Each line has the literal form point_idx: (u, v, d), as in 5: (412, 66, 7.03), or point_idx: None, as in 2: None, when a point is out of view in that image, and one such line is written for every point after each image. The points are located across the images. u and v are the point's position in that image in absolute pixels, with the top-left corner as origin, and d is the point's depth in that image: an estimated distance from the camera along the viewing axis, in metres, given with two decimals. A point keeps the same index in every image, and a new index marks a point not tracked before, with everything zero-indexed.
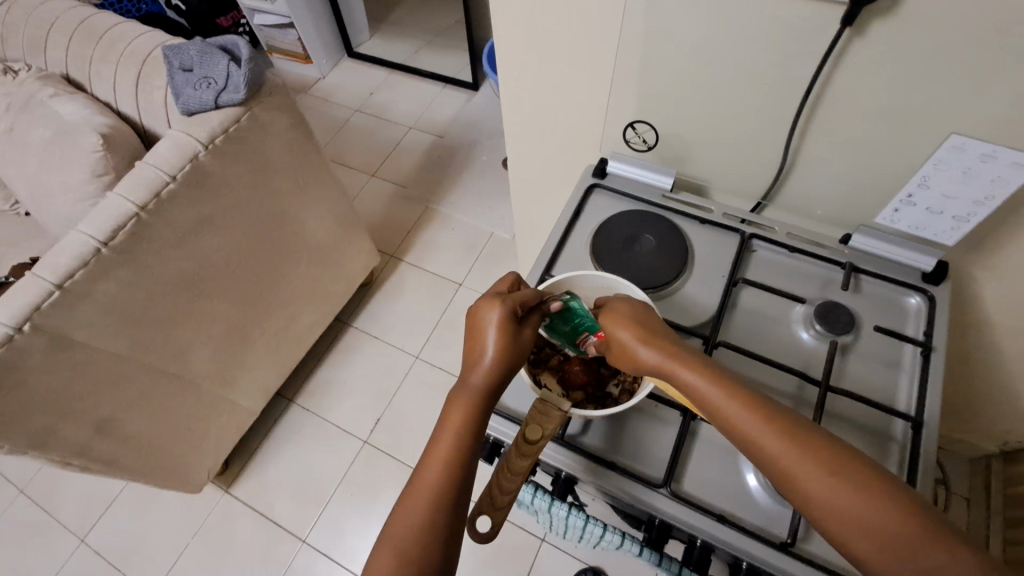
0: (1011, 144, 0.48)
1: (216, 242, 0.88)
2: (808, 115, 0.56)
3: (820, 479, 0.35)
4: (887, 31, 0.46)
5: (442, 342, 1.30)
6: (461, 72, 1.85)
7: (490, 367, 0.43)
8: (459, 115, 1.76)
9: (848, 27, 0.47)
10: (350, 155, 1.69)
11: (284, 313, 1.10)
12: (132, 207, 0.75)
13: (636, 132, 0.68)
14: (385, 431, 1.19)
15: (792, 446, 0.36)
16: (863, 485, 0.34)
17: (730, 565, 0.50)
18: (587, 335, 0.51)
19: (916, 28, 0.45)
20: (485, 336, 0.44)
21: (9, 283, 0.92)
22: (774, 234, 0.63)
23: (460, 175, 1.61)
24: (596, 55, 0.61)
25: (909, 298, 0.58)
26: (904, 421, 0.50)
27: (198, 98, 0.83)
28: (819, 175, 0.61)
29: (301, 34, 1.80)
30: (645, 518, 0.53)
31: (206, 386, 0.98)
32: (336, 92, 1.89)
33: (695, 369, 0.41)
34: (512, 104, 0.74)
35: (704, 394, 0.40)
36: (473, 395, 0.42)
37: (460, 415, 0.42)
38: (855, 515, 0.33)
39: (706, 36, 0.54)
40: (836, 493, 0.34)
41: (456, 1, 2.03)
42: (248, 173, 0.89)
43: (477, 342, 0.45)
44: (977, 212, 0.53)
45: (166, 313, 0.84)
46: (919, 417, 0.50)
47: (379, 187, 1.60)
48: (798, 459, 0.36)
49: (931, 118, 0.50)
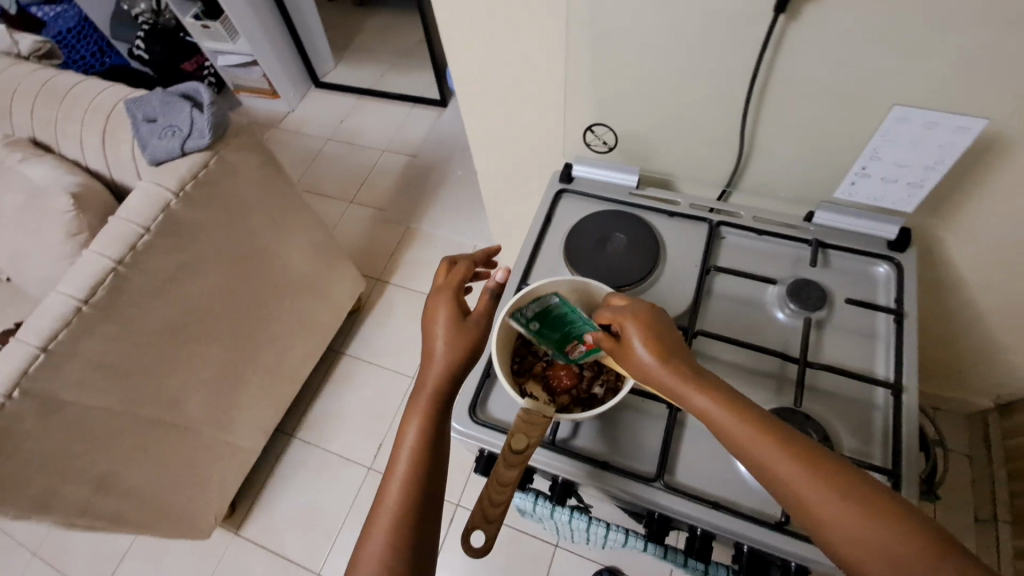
0: (954, 109, 0.50)
1: (198, 287, 0.89)
2: (759, 100, 0.57)
3: (808, 485, 0.37)
4: (819, 13, 0.48)
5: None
6: (428, 90, 1.87)
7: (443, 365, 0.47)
8: (430, 133, 1.77)
9: (782, 13, 0.48)
10: (326, 184, 1.70)
11: (276, 349, 1.10)
12: (110, 262, 0.76)
13: (596, 135, 0.69)
14: (389, 455, 1.19)
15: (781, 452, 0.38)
16: (847, 493, 0.36)
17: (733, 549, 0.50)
18: (577, 343, 0.51)
19: (848, 6, 0.46)
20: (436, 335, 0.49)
21: None
22: (742, 219, 0.64)
23: (437, 192, 1.62)
24: (548, 65, 0.62)
25: (878, 268, 0.59)
26: (884, 388, 0.51)
27: (164, 148, 0.84)
28: (778, 157, 0.63)
29: (266, 70, 1.82)
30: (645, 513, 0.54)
31: (204, 430, 0.98)
32: (307, 123, 1.90)
33: (707, 394, 0.41)
34: (475, 121, 0.75)
35: (715, 419, 0.40)
36: (429, 391, 0.47)
37: (418, 417, 0.46)
38: (835, 518, 0.35)
39: (650, 36, 0.55)
40: (822, 499, 0.36)
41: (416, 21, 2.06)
42: (222, 215, 0.90)
43: (428, 343, 0.49)
44: (929, 177, 0.55)
45: (155, 363, 0.84)
46: (898, 383, 0.51)
47: (359, 213, 1.61)
48: (786, 465, 0.37)
49: (876, 92, 0.52)
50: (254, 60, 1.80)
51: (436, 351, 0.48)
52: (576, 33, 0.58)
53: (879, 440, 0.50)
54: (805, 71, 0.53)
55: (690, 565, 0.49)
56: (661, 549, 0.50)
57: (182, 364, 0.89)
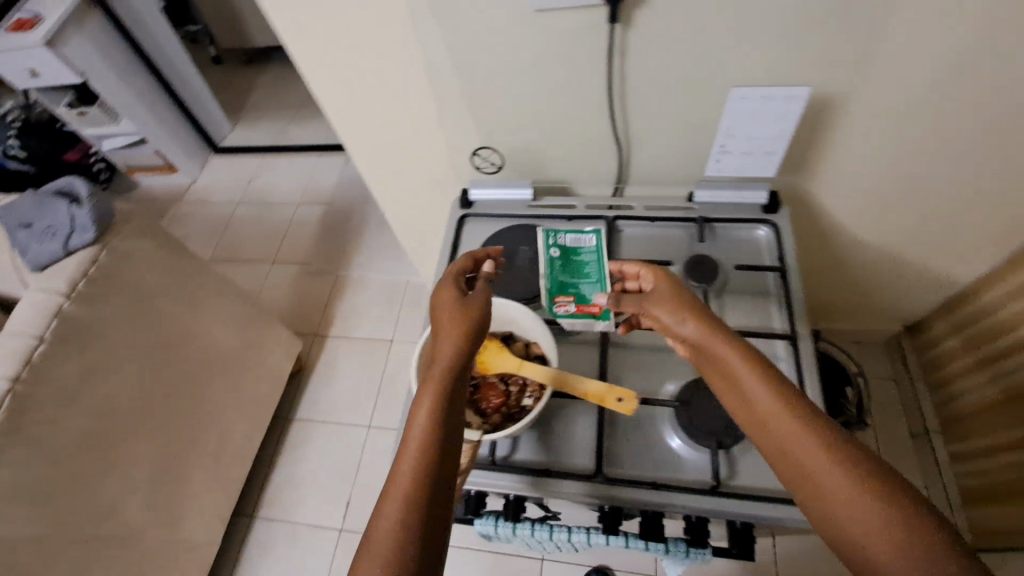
0: (782, 81, 0.56)
1: (114, 387, 0.84)
2: (620, 101, 0.61)
3: (810, 451, 0.36)
4: (648, 17, 0.52)
5: (391, 400, 1.28)
6: (332, 136, 1.87)
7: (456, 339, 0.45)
8: (342, 178, 1.76)
9: (614, 25, 0.53)
10: (244, 249, 1.65)
11: (216, 431, 1.06)
12: (5, 382, 0.71)
13: (483, 157, 0.72)
14: (359, 510, 1.16)
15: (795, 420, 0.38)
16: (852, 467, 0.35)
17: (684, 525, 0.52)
18: (569, 300, 0.58)
19: (669, 13, 0.51)
20: (443, 310, 0.48)
21: None
22: (635, 211, 0.68)
23: (360, 234, 1.61)
24: (421, 101, 0.65)
25: (759, 232, 0.64)
26: (782, 341, 0.56)
27: (46, 251, 0.80)
28: (652, 150, 0.67)
29: (157, 146, 1.75)
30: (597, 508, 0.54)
31: (151, 532, 0.92)
32: (213, 191, 1.84)
33: (740, 353, 0.42)
34: (368, 163, 0.76)
35: (741, 375, 0.41)
36: (439, 372, 0.43)
37: (429, 397, 0.41)
38: (835, 489, 0.35)
39: (507, 60, 0.58)
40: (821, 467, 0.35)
41: None
42: (126, 305, 0.86)
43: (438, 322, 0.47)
44: (779, 145, 0.61)
45: (83, 474, 0.79)
46: (793, 333, 0.55)
47: (284, 271, 1.57)
48: (799, 434, 0.37)
49: (716, 78, 0.57)
50: (141, 138, 1.73)
51: (448, 330, 0.46)
52: (439, 66, 0.60)
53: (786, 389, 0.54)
54: (651, 70, 0.57)
55: (650, 546, 0.51)
56: (616, 538, 0.51)
57: (115, 469, 0.84)
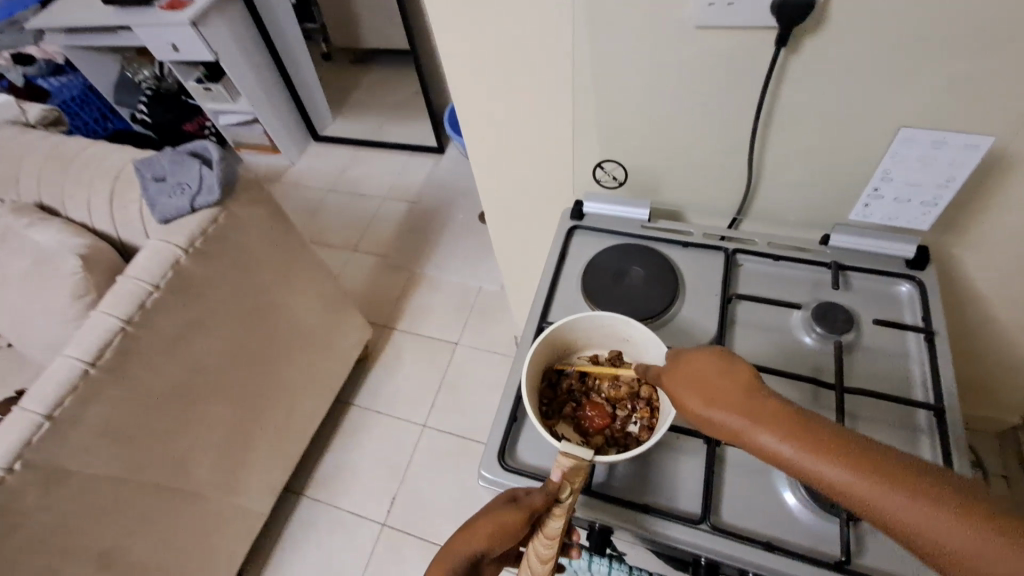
0: (640, 256, 0.65)
1: (301, 412, 1.11)
2: (716, 88, 0.55)
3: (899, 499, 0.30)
4: (558, 108, 0.62)
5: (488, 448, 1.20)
6: (418, 204, 1.73)
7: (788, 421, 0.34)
8: (413, 210, 1.72)
9: (587, 197, 0.70)
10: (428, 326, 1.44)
11: (299, 354, 1.07)
12: (231, 297, 0.89)
13: (605, 171, 0.69)
14: None
15: (846, 476, 0.31)
16: (923, 498, 0.30)
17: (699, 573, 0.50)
18: None
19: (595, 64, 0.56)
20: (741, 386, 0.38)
21: None
22: (756, 246, 0.64)
23: (431, 250, 1.60)
24: (557, 119, 0.64)
25: (900, 288, 0.58)
26: None
27: (186, 173, 0.85)
28: (785, 183, 0.62)
29: (318, 159, 1.97)
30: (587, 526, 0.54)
31: (210, 493, 0.91)
32: (458, 194, 1.75)
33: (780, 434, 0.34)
34: (488, 186, 0.79)
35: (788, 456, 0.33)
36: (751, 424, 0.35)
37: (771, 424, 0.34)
38: (936, 538, 0.29)
39: (558, 53, 0.57)
40: (911, 515, 0.30)
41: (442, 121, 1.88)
42: (257, 326, 0.95)
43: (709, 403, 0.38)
44: (943, 195, 0.54)
45: (73, 521, 0.69)
46: None
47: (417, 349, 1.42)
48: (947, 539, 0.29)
49: (584, 161, 0.69)
50: (255, 118, 1.84)
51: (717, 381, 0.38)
52: (583, 63, 0.57)
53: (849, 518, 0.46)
54: None
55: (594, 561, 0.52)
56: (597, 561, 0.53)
57: (259, 383, 0.98)
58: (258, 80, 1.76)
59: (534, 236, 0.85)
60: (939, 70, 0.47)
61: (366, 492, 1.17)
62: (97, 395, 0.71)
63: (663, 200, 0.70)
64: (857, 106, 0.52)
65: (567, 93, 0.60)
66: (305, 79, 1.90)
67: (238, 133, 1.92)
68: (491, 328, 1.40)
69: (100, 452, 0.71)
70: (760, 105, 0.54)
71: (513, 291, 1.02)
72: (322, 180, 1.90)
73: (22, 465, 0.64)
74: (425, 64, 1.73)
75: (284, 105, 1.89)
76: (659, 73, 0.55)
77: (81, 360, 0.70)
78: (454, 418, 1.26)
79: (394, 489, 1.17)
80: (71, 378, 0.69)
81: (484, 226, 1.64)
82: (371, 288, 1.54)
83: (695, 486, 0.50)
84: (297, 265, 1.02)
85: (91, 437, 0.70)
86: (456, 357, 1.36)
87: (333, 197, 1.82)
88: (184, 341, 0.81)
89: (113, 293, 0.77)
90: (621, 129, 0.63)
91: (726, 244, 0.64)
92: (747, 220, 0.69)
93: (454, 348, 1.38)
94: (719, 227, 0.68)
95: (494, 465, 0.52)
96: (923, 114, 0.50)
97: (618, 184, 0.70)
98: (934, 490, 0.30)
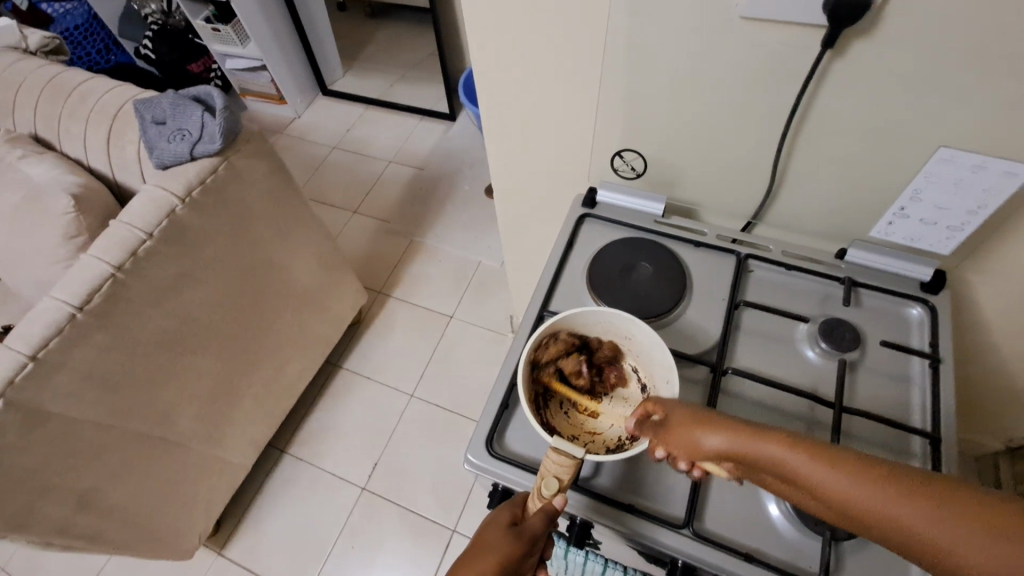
0: (649, 251, 0.63)
1: (290, 369, 1.11)
2: (750, 84, 0.52)
3: (851, 483, 0.29)
4: (583, 88, 0.60)
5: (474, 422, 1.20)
6: (424, 171, 1.70)
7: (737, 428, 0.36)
8: (418, 176, 1.69)
9: (599, 187, 0.68)
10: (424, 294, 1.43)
11: (293, 313, 1.06)
12: (224, 249, 0.86)
13: (624, 160, 0.66)
14: (475, 515, 1.09)
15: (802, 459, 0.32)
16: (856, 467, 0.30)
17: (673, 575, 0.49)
18: None
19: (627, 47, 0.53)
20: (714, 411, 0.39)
21: (231, 553, 1.08)
22: (769, 252, 0.62)
23: (434, 219, 1.57)
24: (580, 101, 0.61)
25: (910, 309, 0.57)
26: None
27: (188, 117, 0.82)
28: (808, 191, 0.60)
29: (325, 113, 1.92)
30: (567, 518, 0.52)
31: (193, 444, 0.91)
32: (465, 163, 1.71)
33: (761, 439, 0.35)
34: (500, 163, 0.76)
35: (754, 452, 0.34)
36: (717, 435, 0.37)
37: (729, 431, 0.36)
38: (897, 524, 0.28)
39: (588, 30, 0.54)
40: (861, 501, 0.29)
41: (456, 86, 1.82)
42: (250, 282, 0.93)
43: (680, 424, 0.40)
44: (971, 221, 0.53)
45: (53, 463, 0.69)
46: None
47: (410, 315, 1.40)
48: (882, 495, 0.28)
49: (604, 148, 0.66)
50: (263, 65, 1.78)
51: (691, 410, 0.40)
52: (616, 45, 0.54)
53: (834, 537, 0.45)
54: None
55: (571, 553, 0.51)
56: (574, 554, 0.51)
57: (250, 340, 0.97)
58: (269, 26, 1.68)
59: (543, 218, 0.83)
60: (989, 91, 0.44)
61: (350, 455, 1.18)
62: (84, 339, 0.69)
63: (679, 195, 0.68)
64: (895, 118, 0.50)
65: (593, 75, 0.58)
66: (318, 30, 1.83)
67: (246, 79, 1.86)
68: (487, 304, 1.39)
69: (82, 396, 0.70)
70: (795, 108, 0.52)
71: (515, 271, 1.00)
72: (327, 136, 1.84)
73: (5, 404, 0.63)
74: (443, 26, 1.66)
75: (294, 54, 1.82)
76: (694, 63, 0.53)
77: (68, 303, 0.69)
78: (443, 390, 1.26)
79: (377, 455, 1.17)
80: (57, 321, 0.67)
81: (489, 200, 1.61)
82: (370, 253, 1.51)
83: (682, 492, 0.49)
84: (295, 225, 1.00)
85: (76, 381, 0.69)
86: (450, 331, 1.35)
87: (338, 154, 1.78)
88: (176, 292, 0.80)
89: (105, 237, 0.74)
90: (645, 119, 0.60)
91: (738, 248, 0.63)
92: (762, 226, 0.67)
93: (448, 321, 1.37)
94: (733, 229, 0.67)
95: (481, 450, 0.51)
96: (963, 134, 0.48)
97: (635, 176, 0.68)
98: (887, 476, 0.29)
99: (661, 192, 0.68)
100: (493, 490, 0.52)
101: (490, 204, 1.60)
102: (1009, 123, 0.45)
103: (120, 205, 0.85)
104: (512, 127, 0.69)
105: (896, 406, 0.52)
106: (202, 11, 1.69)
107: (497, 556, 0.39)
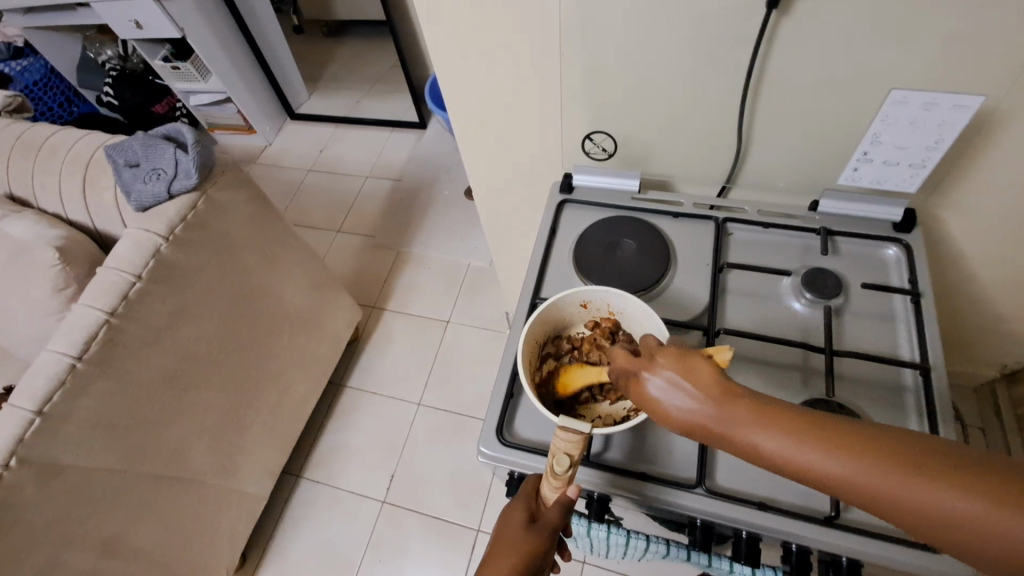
0: (631, 227, 0.65)
1: (294, 393, 1.11)
2: (706, 52, 0.54)
3: (894, 482, 0.29)
4: (546, 77, 0.61)
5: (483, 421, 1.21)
6: (401, 182, 1.70)
7: (750, 427, 0.34)
8: (397, 186, 1.70)
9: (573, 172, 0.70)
10: (418, 302, 1.43)
11: (291, 337, 1.07)
12: (212, 281, 0.86)
13: (595, 143, 0.68)
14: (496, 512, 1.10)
15: (829, 462, 0.31)
16: (889, 459, 0.30)
17: (694, 537, 0.50)
18: None
19: (583, 31, 0.55)
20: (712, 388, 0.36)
21: None
22: (745, 214, 0.64)
23: (418, 228, 1.58)
24: (545, 91, 0.63)
25: (887, 251, 0.59)
26: None
27: (162, 157, 0.82)
28: (775, 149, 0.62)
29: (295, 136, 1.92)
30: (585, 494, 0.53)
31: (208, 479, 0.91)
32: (443, 168, 1.72)
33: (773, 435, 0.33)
34: (475, 162, 0.77)
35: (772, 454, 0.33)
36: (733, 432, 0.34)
37: (749, 424, 0.34)
38: (951, 516, 0.28)
39: (543, 21, 0.55)
40: (922, 494, 0.28)
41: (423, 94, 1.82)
42: (243, 310, 0.93)
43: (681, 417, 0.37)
44: (931, 157, 0.55)
45: (73, 514, 0.69)
46: None
47: (407, 325, 1.40)
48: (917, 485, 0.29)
49: (574, 134, 0.67)
50: (227, 97, 1.77)
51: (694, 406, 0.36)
52: (570, 30, 0.55)
53: None
54: None
55: (592, 530, 0.50)
56: (597, 529, 0.50)
57: (251, 369, 0.97)
58: (228, 57, 1.68)
59: (524, 211, 0.84)
60: (933, 30, 0.46)
61: (366, 470, 1.19)
62: (87, 388, 0.70)
63: (652, 169, 0.70)
64: (846, 66, 0.51)
65: (554, 64, 0.59)
66: (277, 55, 1.83)
67: (212, 113, 1.86)
68: (481, 304, 1.40)
69: (92, 444, 0.71)
70: (751, 69, 0.54)
71: (504, 267, 1.02)
72: (301, 160, 1.85)
73: (18, 461, 0.63)
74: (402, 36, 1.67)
75: (257, 83, 1.82)
76: (649, 39, 0.54)
77: (67, 355, 0.69)
78: (450, 394, 1.27)
79: (392, 466, 1.18)
80: (58, 373, 0.68)
81: (470, 201, 1.62)
82: (359, 269, 1.52)
83: (691, 453, 0.50)
84: (282, 250, 1.01)
85: (85, 431, 0.70)
86: (448, 335, 1.36)
87: (314, 176, 1.78)
88: (172, 330, 0.80)
89: (95, 285, 0.75)
90: (610, 100, 0.62)
91: (716, 213, 0.64)
92: (736, 189, 0.69)
93: (446, 326, 1.38)
94: (709, 196, 0.68)
95: (493, 441, 0.52)
96: (913, 75, 0.50)
97: (607, 156, 0.69)
98: (954, 469, 0.28)
99: (635, 169, 0.70)
100: (510, 478, 0.53)
101: (471, 206, 1.61)
102: (956, 57, 0.47)
103: (104, 252, 0.85)
104: (481, 125, 0.70)
105: (885, 344, 0.54)
106: (158, 51, 1.67)
107: (525, 554, 0.41)
